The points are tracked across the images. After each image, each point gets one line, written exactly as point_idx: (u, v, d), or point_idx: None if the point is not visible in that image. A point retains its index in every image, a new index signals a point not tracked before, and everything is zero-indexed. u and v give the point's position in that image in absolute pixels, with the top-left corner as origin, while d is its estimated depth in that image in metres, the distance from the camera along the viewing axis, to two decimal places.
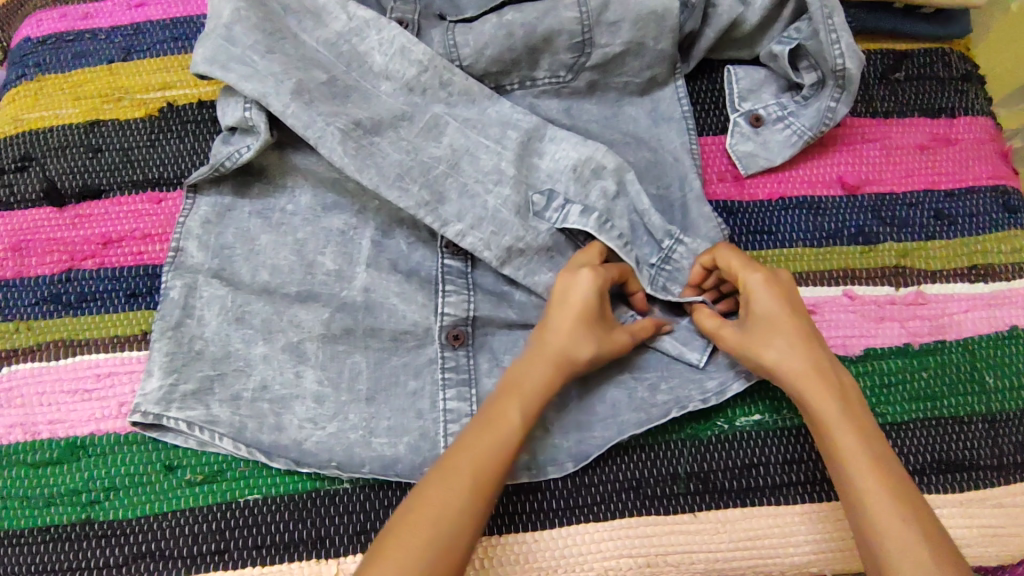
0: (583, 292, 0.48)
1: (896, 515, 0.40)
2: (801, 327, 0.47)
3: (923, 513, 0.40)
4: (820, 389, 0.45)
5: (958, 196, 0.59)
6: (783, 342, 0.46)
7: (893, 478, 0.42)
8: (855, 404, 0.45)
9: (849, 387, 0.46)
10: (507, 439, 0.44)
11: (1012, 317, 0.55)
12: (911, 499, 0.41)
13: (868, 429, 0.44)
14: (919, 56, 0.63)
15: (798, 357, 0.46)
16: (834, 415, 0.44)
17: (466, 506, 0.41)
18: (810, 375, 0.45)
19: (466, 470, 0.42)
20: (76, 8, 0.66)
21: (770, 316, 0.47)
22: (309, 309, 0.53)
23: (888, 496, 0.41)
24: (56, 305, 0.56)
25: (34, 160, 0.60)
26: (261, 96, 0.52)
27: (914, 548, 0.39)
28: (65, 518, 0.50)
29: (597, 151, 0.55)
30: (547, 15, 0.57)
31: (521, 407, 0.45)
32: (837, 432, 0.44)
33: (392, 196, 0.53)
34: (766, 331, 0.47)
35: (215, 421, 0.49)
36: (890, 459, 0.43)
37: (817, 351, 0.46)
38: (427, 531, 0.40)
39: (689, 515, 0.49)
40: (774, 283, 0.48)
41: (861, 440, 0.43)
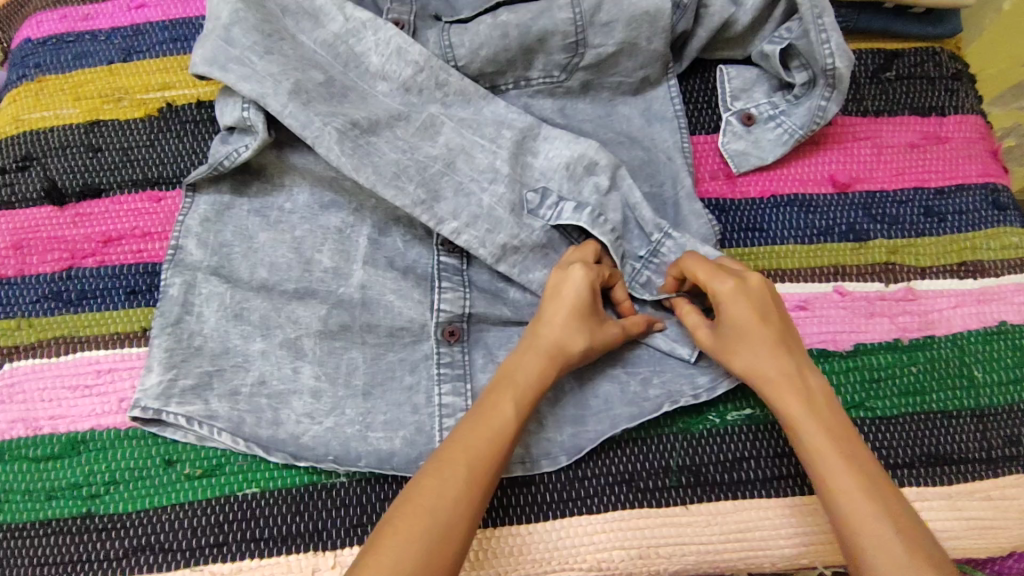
0: (575, 288, 0.50)
1: (867, 512, 0.41)
2: (771, 332, 0.48)
3: (895, 507, 0.41)
4: (790, 396, 0.46)
5: (948, 193, 0.60)
6: (749, 349, 0.48)
7: (863, 476, 0.42)
8: (825, 407, 0.46)
9: (818, 389, 0.47)
10: (501, 430, 0.45)
11: (1001, 313, 0.56)
12: (882, 494, 0.42)
13: (838, 430, 0.45)
14: (910, 56, 0.64)
15: (767, 364, 0.47)
16: (803, 420, 0.45)
17: (463, 494, 0.42)
18: (780, 382, 0.47)
19: (461, 460, 0.43)
20: (77, 9, 0.67)
21: (738, 323, 0.48)
22: (307, 306, 0.54)
23: (857, 494, 0.42)
24: (57, 302, 0.57)
25: (35, 159, 0.61)
26: (259, 97, 0.52)
27: (885, 543, 0.40)
28: (66, 512, 0.51)
29: (589, 148, 0.56)
30: (542, 15, 0.57)
31: (515, 399, 0.46)
32: (806, 436, 0.45)
33: (388, 194, 0.53)
34: (737, 338, 0.48)
35: (214, 416, 0.50)
36: (860, 457, 0.44)
37: (786, 357, 0.47)
38: (423, 521, 0.40)
39: (680, 508, 0.50)
40: (744, 288, 0.49)
41: (829, 442, 0.44)
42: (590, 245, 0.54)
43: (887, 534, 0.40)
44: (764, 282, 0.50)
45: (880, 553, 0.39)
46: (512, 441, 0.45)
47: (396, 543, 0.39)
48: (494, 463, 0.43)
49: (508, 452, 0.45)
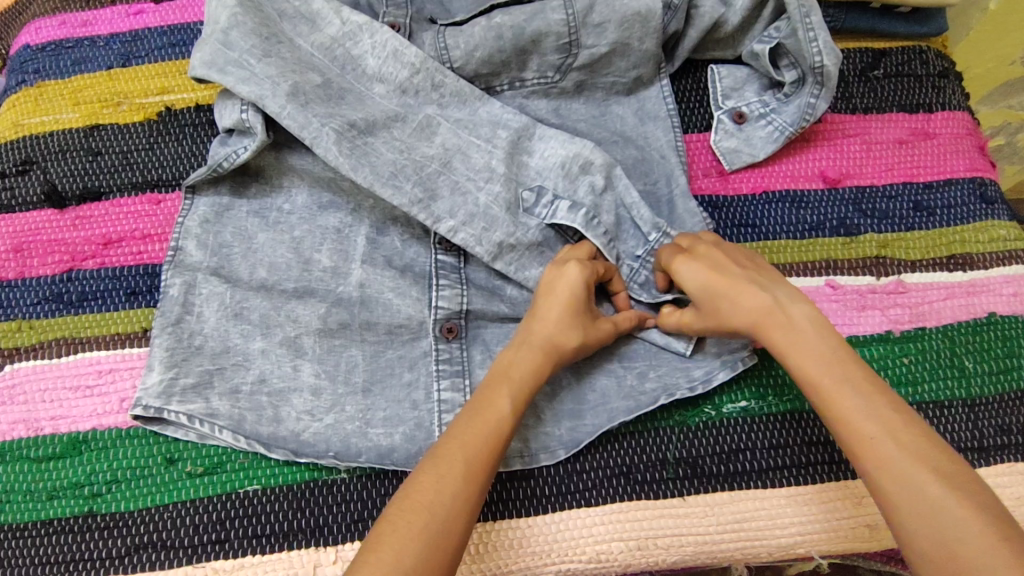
0: (571, 285, 0.50)
1: (873, 436, 0.40)
2: (746, 281, 0.49)
3: (901, 426, 0.40)
4: (781, 332, 0.46)
5: (937, 188, 0.61)
6: (731, 300, 0.48)
7: (865, 399, 0.42)
8: (819, 334, 0.45)
9: (809, 318, 0.46)
10: (498, 425, 0.45)
11: (990, 304, 0.56)
12: (887, 414, 0.41)
13: (835, 356, 0.44)
14: (897, 54, 0.65)
15: (750, 308, 0.47)
16: (799, 354, 0.45)
17: (461, 489, 0.42)
18: (766, 321, 0.47)
19: (458, 455, 0.43)
20: (76, 15, 0.68)
21: (709, 283, 0.49)
22: (306, 305, 0.54)
23: (861, 421, 0.41)
24: (58, 304, 0.57)
25: (35, 163, 0.62)
26: (258, 98, 0.53)
27: (893, 463, 0.39)
28: (68, 511, 0.51)
29: (584, 147, 0.57)
30: (535, 17, 0.59)
31: (511, 395, 0.46)
32: (805, 370, 0.44)
33: (386, 193, 0.54)
34: (715, 294, 0.49)
35: (215, 414, 0.50)
36: (862, 379, 0.43)
37: (770, 297, 0.47)
38: (423, 517, 0.40)
39: (677, 499, 0.51)
40: (698, 258, 0.51)
41: (827, 371, 0.44)
42: (586, 245, 0.54)
43: (894, 454, 0.39)
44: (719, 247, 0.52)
45: (891, 475, 0.39)
46: (508, 436, 0.45)
47: (396, 539, 0.39)
48: (491, 457, 0.44)
49: (504, 448, 0.45)
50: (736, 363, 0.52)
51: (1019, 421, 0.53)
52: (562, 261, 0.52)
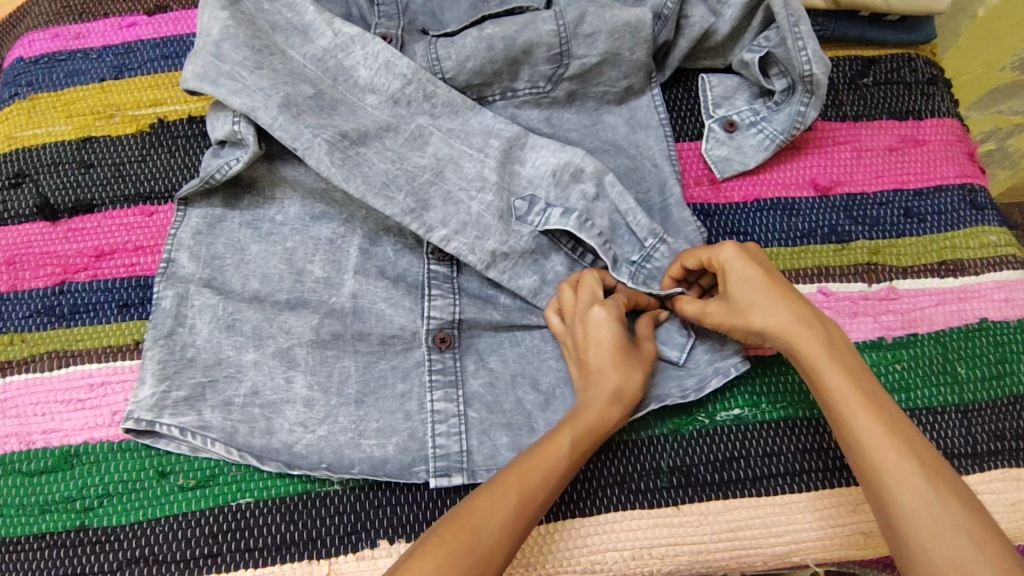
0: (611, 331, 0.50)
1: (895, 449, 0.41)
2: (783, 289, 0.48)
3: (921, 447, 0.41)
4: (810, 341, 0.46)
5: (928, 194, 0.61)
6: (766, 303, 0.48)
7: (887, 416, 0.42)
8: (845, 352, 0.46)
9: (836, 335, 0.47)
10: (556, 461, 0.44)
11: (982, 310, 0.57)
12: (908, 434, 0.41)
13: (860, 373, 0.45)
14: (886, 62, 0.66)
15: (784, 315, 0.47)
16: (827, 363, 0.45)
17: (512, 515, 0.41)
18: (794, 330, 0.46)
19: (515, 485, 0.42)
20: (68, 28, 0.68)
21: (747, 283, 0.48)
22: (299, 316, 0.54)
23: (885, 434, 0.41)
24: (50, 317, 0.57)
25: (27, 176, 0.62)
26: (249, 111, 0.53)
27: (913, 477, 0.40)
28: (59, 526, 0.51)
29: (575, 155, 0.57)
30: (526, 28, 0.59)
31: (572, 436, 0.46)
32: (829, 379, 0.44)
33: (378, 204, 0.54)
34: (750, 293, 0.48)
35: (207, 426, 0.50)
36: (883, 400, 0.43)
37: (804, 308, 0.47)
38: (468, 539, 0.39)
39: (672, 509, 0.51)
40: (745, 253, 0.50)
41: (853, 383, 0.44)
42: (588, 275, 0.53)
43: (915, 471, 0.40)
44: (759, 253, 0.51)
45: (908, 488, 0.39)
46: (564, 474, 0.45)
47: (440, 551, 0.38)
48: (545, 492, 0.43)
49: (560, 486, 0.45)
50: (730, 371, 0.52)
51: (1011, 426, 0.53)
52: (587, 299, 0.52)
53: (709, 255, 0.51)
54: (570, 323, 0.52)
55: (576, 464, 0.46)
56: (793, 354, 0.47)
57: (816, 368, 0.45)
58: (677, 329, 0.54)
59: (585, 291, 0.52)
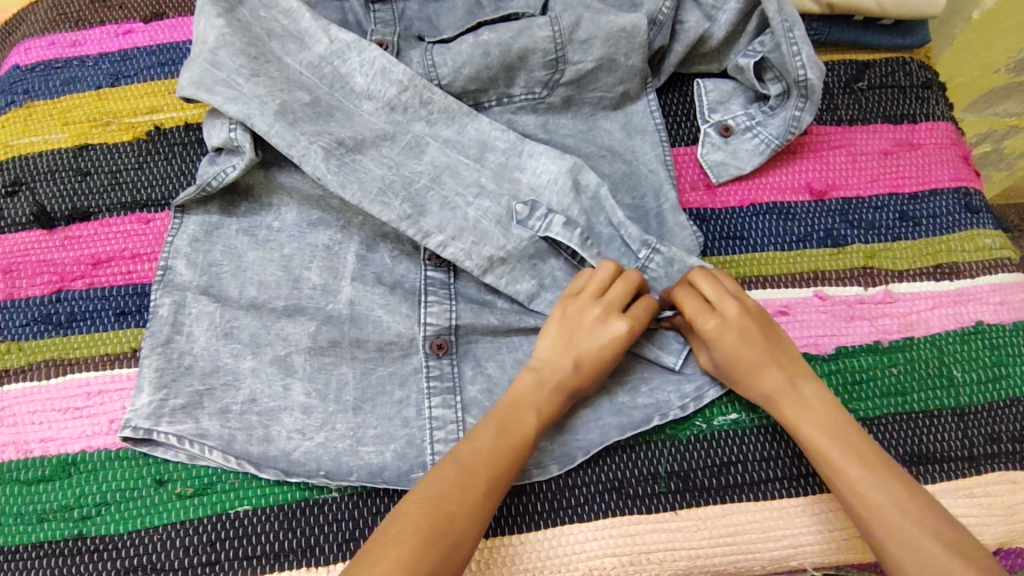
0: (613, 344, 0.50)
1: (884, 511, 0.43)
2: (767, 355, 0.49)
3: (910, 503, 0.43)
4: (794, 409, 0.48)
5: (923, 198, 0.61)
6: (753, 372, 0.49)
7: (873, 476, 0.45)
8: (828, 412, 0.48)
9: (817, 396, 0.49)
10: (522, 440, 0.47)
11: (977, 313, 0.57)
12: (897, 492, 0.44)
13: (844, 433, 0.47)
14: (881, 66, 0.66)
15: (769, 383, 0.49)
16: (812, 430, 0.47)
17: (482, 497, 0.44)
18: (780, 398, 0.49)
19: (484, 471, 0.44)
20: (64, 35, 0.68)
21: (731, 355, 0.50)
22: (296, 323, 0.54)
23: (877, 499, 0.44)
24: (47, 325, 0.57)
25: (24, 185, 0.62)
26: (245, 118, 0.53)
27: (907, 535, 0.42)
28: (57, 534, 0.50)
29: (574, 164, 0.57)
30: (522, 34, 0.59)
31: (538, 419, 0.48)
32: (813, 447, 0.47)
33: (375, 210, 0.54)
34: (735, 362, 0.50)
35: (205, 434, 0.50)
36: (869, 457, 0.46)
37: (785, 375, 0.49)
38: (441, 524, 0.41)
39: (670, 514, 0.51)
40: (726, 319, 0.50)
41: (838, 448, 0.46)
42: (633, 275, 0.52)
43: (910, 532, 0.42)
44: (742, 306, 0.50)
45: (899, 547, 0.42)
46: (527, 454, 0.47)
47: (415, 540, 0.40)
48: (509, 468, 0.46)
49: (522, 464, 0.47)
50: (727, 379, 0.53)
51: (1008, 428, 0.53)
52: (615, 296, 0.51)
53: (692, 318, 0.50)
54: (585, 297, 0.51)
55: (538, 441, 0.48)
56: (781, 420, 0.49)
57: (801, 436, 0.48)
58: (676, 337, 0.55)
59: (621, 290, 0.51)
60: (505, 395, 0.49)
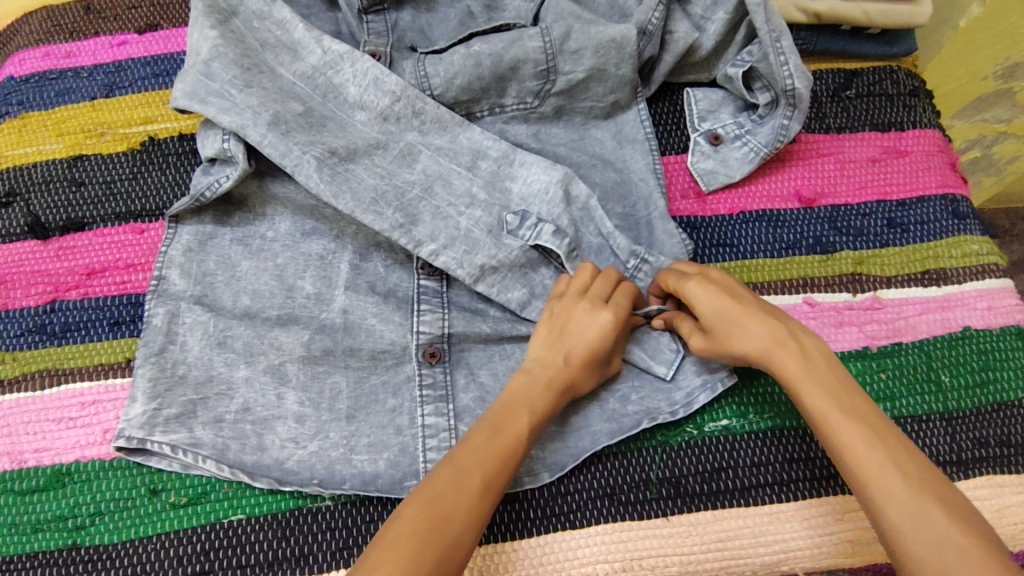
0: (598, 332, 0.51)
1: (877, 460, 0.42)
2: (758, 314, 0.50)
3: (908, 461, 0.42)
4: (791, 362, 0.47)
5: (911, 204, 0.62)
6: (746, 329, 0.49)
7: (874, 433, 0.44)
8: (830, 371, 0.47)
9: (817, 355, 0.48)
10: (518, 442, 0.46)
11: (965, 318, 0.57)
12: (892, 446, 0.43)
13: (843, 387, 0.46)
14: (868, 75, 0.67)
15: (762, 338, 0.49)
16: (809, 383, 0.46)
17: (476, 497, 0.43)
18: (775, 351, 0.48)
19: (478, 470, 0.44)
20: (59, 46, 0.68)
21: (724, 310, 0.50)
22: (289, 332, 0.55)
23: (869, 448, 0.43)
24: (41, 335, 0.57)
25: (18, 195, 0.62)
26: (238, 128, 0.54)
27: (896, 486, 0.41)
28: (52, 545, 0.51)
29: (566, 175, 0.58)
30: (513, 45, 0.60)
31: (530, 419, 0.48)
32: (812, 402, 0.46)
33: (367, 219, 0.55)
34: (725, 319, 0.50)
35: (198, 443, 0.50)
36: (871, 416, 0.45)
37: (783, 332, 0.49)
38: (435, 524, 0.41)
39: (661, 520, 0.51)
40: (710, 283, 0.51)
41: (835, 402, 0.45)
42: (609, 272, 0.54)
43: (899, 482, 0.41)
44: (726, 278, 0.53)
45: (895, 500, 0.41)
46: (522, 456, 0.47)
47: (407, 540, 0.40)
48: (503, 468, 0.45)
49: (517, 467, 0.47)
50: (716, 385, 0.53)
51: (996, 433, 0.54)
52: (597, 291, 0.53)
53: (674, 287, 0.52)
54: (570, 296, 0.53)
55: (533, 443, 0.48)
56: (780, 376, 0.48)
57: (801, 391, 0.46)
58: (667, 344, 0.55)
59: (601, 285, 0.53)
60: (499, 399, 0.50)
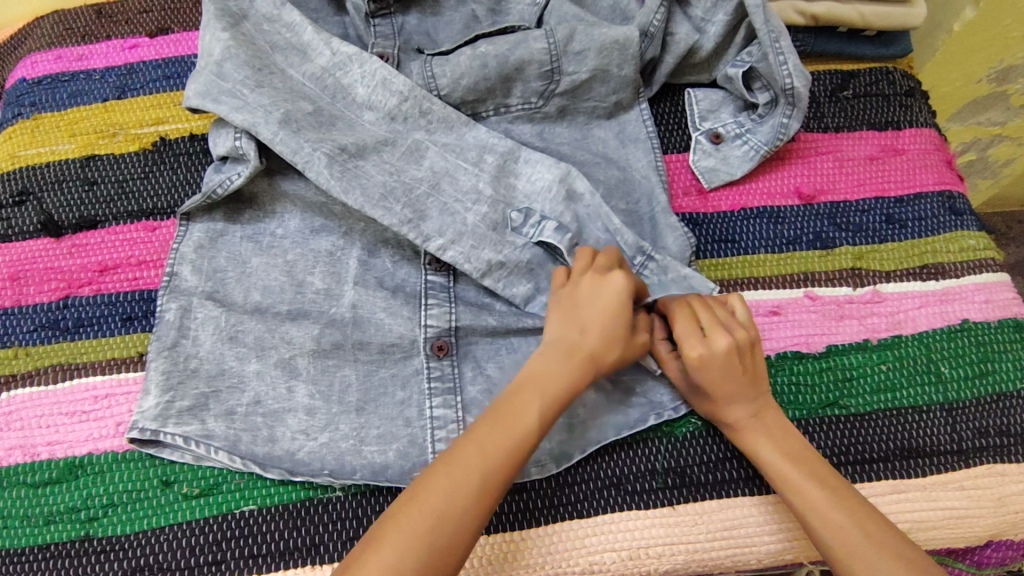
0: (615, 295, 0.51)
1: (842, 524, 0.45)
2: (743, 387, 0.51)
3: (872, 522, 0.45)
4: (756, 435, 0.50)
5: (908, 201, 0.63)
6: (724, 400, 0.51)
7: (835, 497, 0.46)
8: (792, 440, 0.50)
9: (779, 422, 0.51)
10: (524, 433, 0.46)
11: (962, 311, 0.59)
12: (855, 509, 0.46)
13: (804, 456, 0.49)
14: (865, 76, 0.68)
15: (735, 411, 0.51)
16: (772, 453, 0.49)
17: (476, 486, 0.44)
18: (742, 424, 0.51)
19: (479, 459, 0.44)
20: (71, 50, 0.70)
21: (707, 381, 0.51)
22: (299, 326, 0.56)
23: (833, 514, 0.46)
24: (54, 331, 0.58)
25: (32, 194, 0.63)
26: (250, 126, 0.55)
27: (862, 549, 0.44)
28: (64, 536, 0.51)
29: (569, 172, 0.59)
30: (518, 46, 0.61)
31: (541, 403, 0.47)
32: (778, 472, 0.49)
33: (377, 215, 0.56)
34: (709, 386, 0.51)
35: (210, 435, 0.51)
36: (833, 480, 0.48)
37: (753, 404, 0.51)
38: (431, 519, 0.42)
39: (667, 509, 0.52)
40: (709, 357, 0.50)
41: (798, 470, 0.48)
42: (609, 251, 0.54)
43: (865, 544, 0.44)
44: (742, 338, 0.51)
45: (864, 562, 0.43)
46: (532, 447, 0.47)
47: (399, 540, 0.41)
48: (511, 457, 0.45)
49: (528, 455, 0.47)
50: None
51: (995, 423, 0.54)
52: (611, 273, 0.52)
53: (680, 337, 0.51)
54: (575, 280, 0.53)
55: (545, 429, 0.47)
56: (743, 446, 0.51)
57: (764, 461, 0.50)
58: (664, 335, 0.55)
59: (606, 261, 0.53)
60: (512, 383, 0.50)
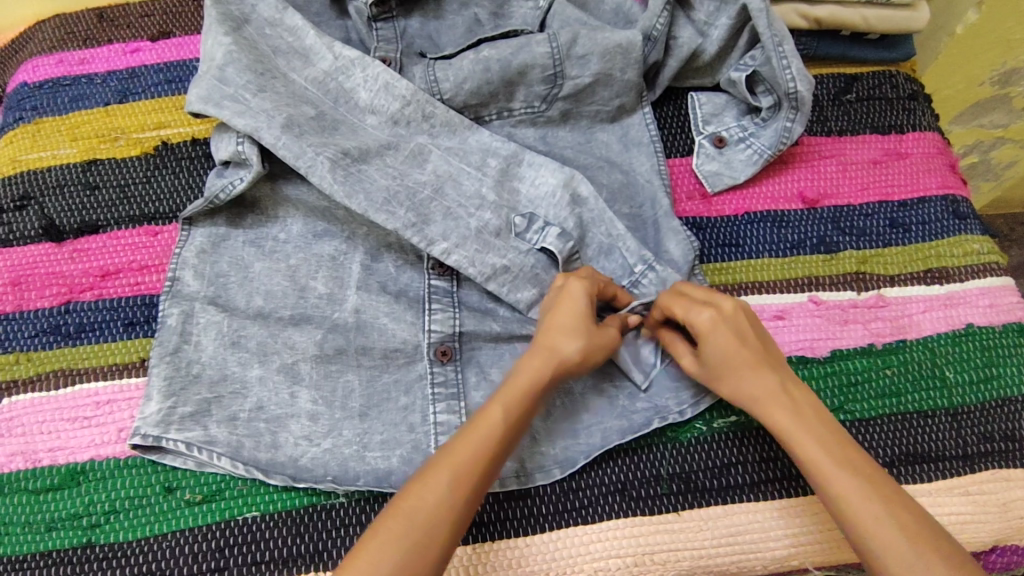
0: (578, 299, 0.51)
1: (874, 511, 0.43)
2: (762, 363, 0.49)
3: (905, 511, 0.43)
4: (782, 412, 0.48)
5: (912, 205, 0.63)
6: (744, 374, 0.49)
7: (868, 484, 0.44)
8: (821, 421, 0.47)
9: (808, 402, 0.49)
10: (488, 435, 0.45)
11: (967, 316, 0.58)
12: (886, 496, 0.43)
13: (834, 438, 0.47)
14: (868, 79, 0.68)
15: (758, 386, 0.49)
16: (800, 432, 0.47)
17: (447, 489, 0.43)
18: (766, 400, 0.49)
19: (446, 462, 0.44)
20: (73, 54, 0.69)
21: (726, 355, 0.49)
22: (302, 331, 0.55)
23: (864, 501, 0.43)
24: (55, 336, 0.57)
25: (33, 199, 0.63)
26: (252, 131, 0.55)
27: (896, 539, 0.42)
28: (66, 543, 0.51)
29: (573, 176, 0.59)
30: (521, 50, 0.61)
31: (506, 404, 0.47)
32: (806, 452, 0.46)
33: (380, 219, 0.55)
34: (724, 362, 0.50)
35: (212, 441, 0.51)
36: (863, 464, 0.45)
37: (778, 380, 0.49)
38: (401, 524, 0.42)
39: (673, 515, 0.51)
40: (721, 321, 0.50)
41: (828, 452, 0.46)
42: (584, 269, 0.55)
43: (896, 534, 0.42)
44: (737, 305, 0.51)
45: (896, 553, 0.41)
46: (501, 447, 0.45)
47: (373, 546, 0.41)
48: (479, 459, 0.44)
49: (498, 456, 0.45)
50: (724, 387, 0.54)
51: (1000, 428, 0.54)
52: (571, 279, 0.52)
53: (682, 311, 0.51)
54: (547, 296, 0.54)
55: (516, 430, 0.47)
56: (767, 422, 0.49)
57: (791, 439, 0.47)
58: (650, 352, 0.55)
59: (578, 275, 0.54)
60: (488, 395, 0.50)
